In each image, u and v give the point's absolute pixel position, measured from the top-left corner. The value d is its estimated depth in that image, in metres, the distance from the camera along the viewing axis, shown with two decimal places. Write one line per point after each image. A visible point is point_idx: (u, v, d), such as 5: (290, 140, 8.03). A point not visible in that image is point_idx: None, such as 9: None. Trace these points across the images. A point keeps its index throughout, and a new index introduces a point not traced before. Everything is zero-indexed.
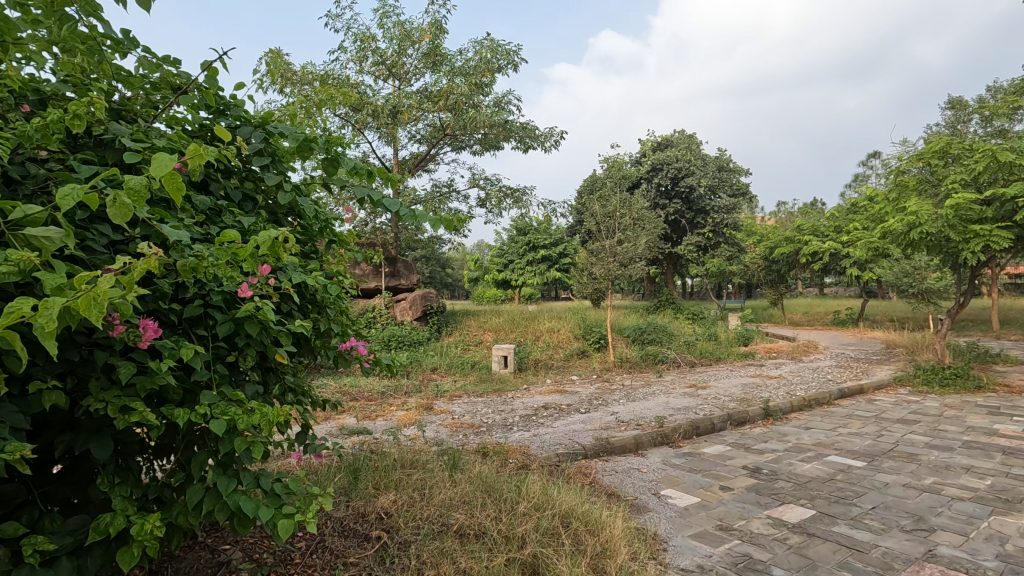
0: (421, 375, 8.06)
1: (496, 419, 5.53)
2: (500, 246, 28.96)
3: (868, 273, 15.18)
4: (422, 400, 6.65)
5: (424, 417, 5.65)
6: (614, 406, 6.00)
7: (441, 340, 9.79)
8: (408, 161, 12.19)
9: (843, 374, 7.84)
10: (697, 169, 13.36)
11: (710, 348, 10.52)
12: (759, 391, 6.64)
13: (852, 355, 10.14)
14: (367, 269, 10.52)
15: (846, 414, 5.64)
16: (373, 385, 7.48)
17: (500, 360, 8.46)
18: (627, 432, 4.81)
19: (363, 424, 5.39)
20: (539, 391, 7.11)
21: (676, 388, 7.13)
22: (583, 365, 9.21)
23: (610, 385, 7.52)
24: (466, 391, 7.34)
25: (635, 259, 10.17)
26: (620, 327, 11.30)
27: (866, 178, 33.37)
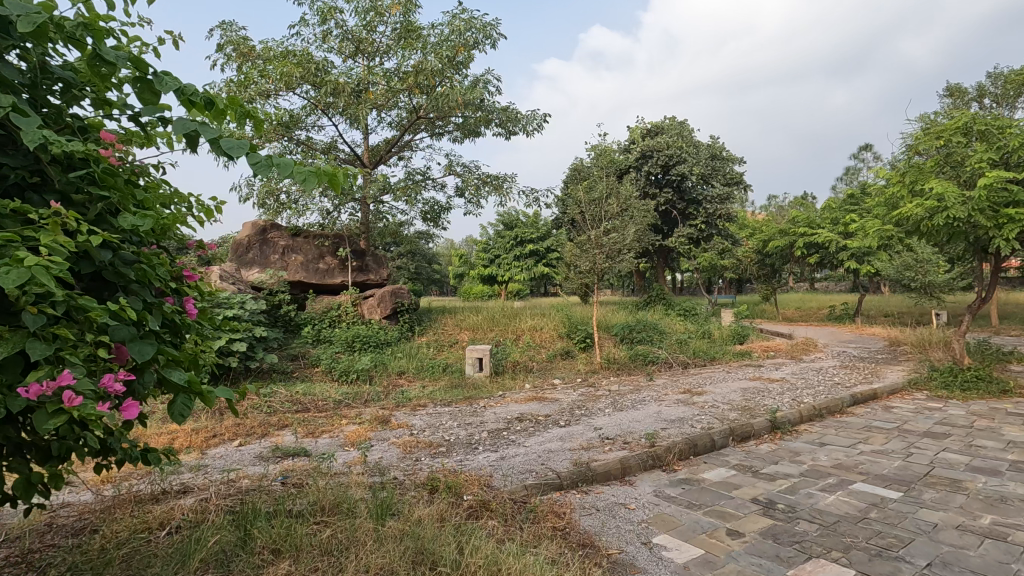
0: (385, 381, 7.25)
1: (460, 436, 4.74)
2: (486, 241, 28.09)
3: (866, 266, 14.57)
4: (380, 411, 5.84)
5: (376, 434, 4.84)
6: (599, 418, 5.22)
7: (413, 340, 8.97)
8: (379, 148, 11.35)
9: (851, 376, 7.14)
10: (689, 157, 12.61)
11: (704, 347, 9.78)
12: (762, 397, 5.90)
13: (856, 355, 9.44)
14: (332, 263, 9.65)
15: (863, 425, 4.91)
16: (330, 392, 6.66)
17: (475, 363, 7.65)
18: (612, 453, 4.03)
19: (302, 443, 4.56)
20: (516, 399, 6.31)
21: (668, 393, 6.37)
22: (567, 367, 8.43)
23: (596, 390, 6.76)
24: (434, 399, 6.55)
25: (623, 251, 9.41)
26: (609, 325, 10.54)
27: (858, 171, 32.90)
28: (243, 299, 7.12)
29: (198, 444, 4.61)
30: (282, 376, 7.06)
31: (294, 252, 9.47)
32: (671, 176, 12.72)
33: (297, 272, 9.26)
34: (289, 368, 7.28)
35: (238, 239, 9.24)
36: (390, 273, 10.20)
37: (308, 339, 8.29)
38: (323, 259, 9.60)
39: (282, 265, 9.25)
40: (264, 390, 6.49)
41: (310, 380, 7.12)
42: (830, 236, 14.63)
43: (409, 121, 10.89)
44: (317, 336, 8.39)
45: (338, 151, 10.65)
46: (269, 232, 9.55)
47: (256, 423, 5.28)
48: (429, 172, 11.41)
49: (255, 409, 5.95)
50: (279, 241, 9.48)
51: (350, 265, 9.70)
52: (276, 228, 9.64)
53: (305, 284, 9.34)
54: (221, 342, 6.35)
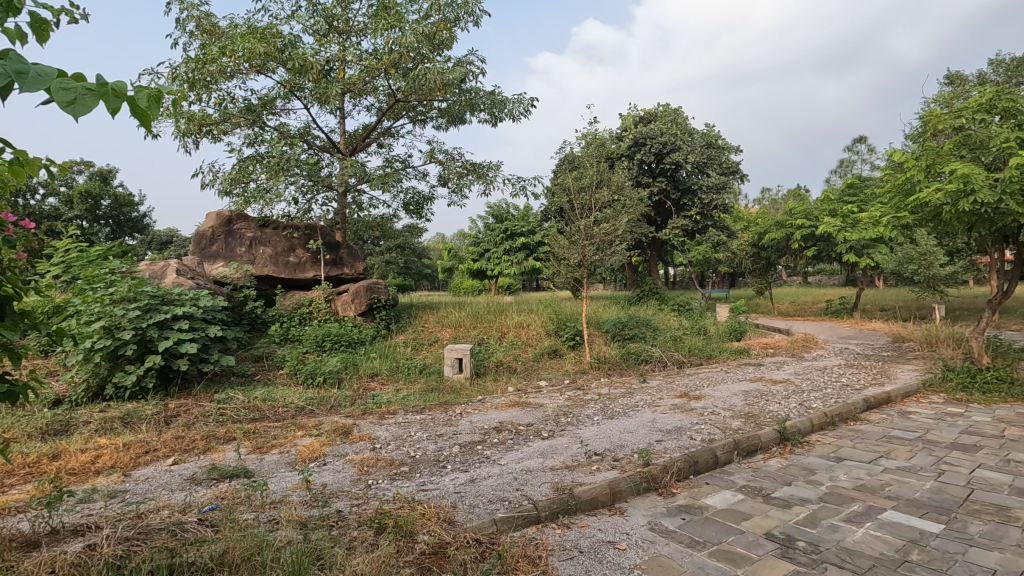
0: (356, 384, 6.66)
1: (427, 451, 4.17)
2: (475, 235, 27.45)
3: (866, 259, 14.08)
4: (343, 419, 5.25)
5: (333, 450, 4.25)
6: (587, 428, 4.65)
7: (390, 339, 8.37)
8: (356, 135, 10.71)
9: (859, 377, 6.62)
10: (683, 144, 12.01)
11: (700, 345, 9.24)
12: (766, 402, 5.36)
13: (860, 353, 8.94)
14: (302, 255, 9.01)
15: (882, 436, 4.38)
16: (293, 397, 6.06)
17: (454, 364, 7.06)
18: (600, 474, 3.46)
19: (244, 462, 3.96)
20: (495, 405, 5.73)
21: (664, 398, 5.81)
22: (555, 367, 7.86)
23: (584, 393, 6.19)
24: (406, 404, 5.96)
25: (614, 243, 8.84)
26: (599, 321, 9.98)
27: (852, 164, 32.50)
28: (197, 295, 6.48)
29: (124, 463, 4.00)
30: (243, 380, 6.45)
31: (262, 245, 8.83)
32: (665, 165, 12.14)
33: (266, 266, 8.62)
34: (251, 370, 6.67)
35: (200, 232, 8.61)
36: (366, 267, 9.57)
37: (276, 338, 7.68)
38: (294, 251, 8.96)
39: (249, 259, 8.62)
40: (219, 396, 5.88)
41: (274, 384, 6.52)
42: (828, 228, 14.14)
43: (387, 104, 10.25)
44: (285, 335, 7.78)
45: (313, 138, 10.07)
46: (235, 223, 8.90)
47: (199, 436, 4.67)
48: (410, 160, 10.77)
49: (205, 418, 5.34)
50: (246, 232, 8.83)
51: (324, 258, 9.08)
52: (243, 219, 8.99)
53: (274, 279, 8.71)
54: (169, 343, 5.72)
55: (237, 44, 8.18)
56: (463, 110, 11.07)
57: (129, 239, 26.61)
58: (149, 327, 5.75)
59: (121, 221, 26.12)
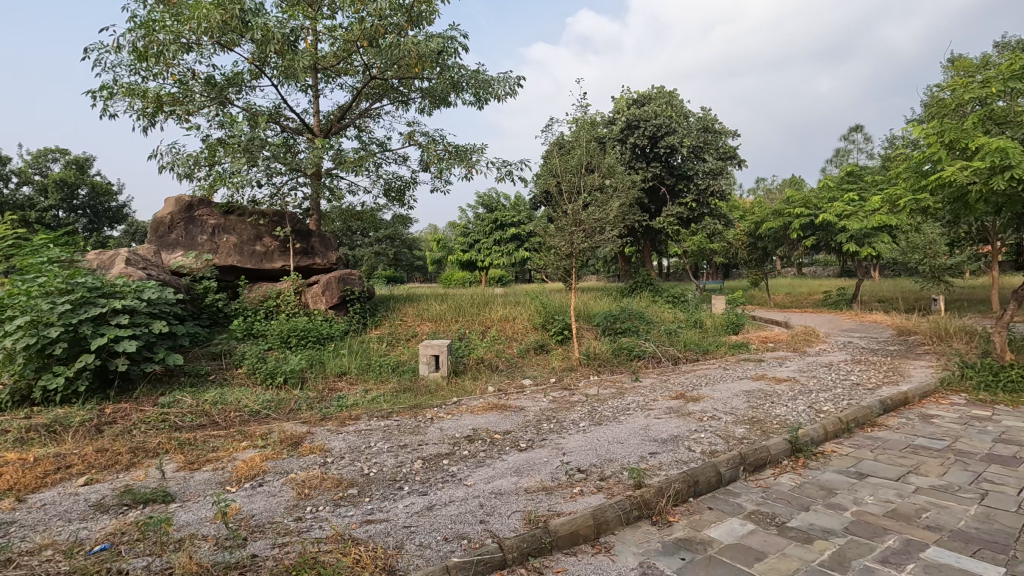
0: (321, 384, 6.07)
1: (385, 467, 3.59)
2: (465, 225, 26.81)
3: (868, 249, 13.55)
4: (298, 426, 4.65)
5: (275, 465, 3.65)
6: (571, 437, 4.08)
7: (363, 335, 7.78)
8: (331, 117, 10.04)
9: (868, 375, 6.10)
10: (679, 127, 11.39)
11: (695, 339, 8.73)
12: (772, 405, 4.81)
13: (865, 347, 8.43)
14: (270, 243, 8.34)
15: (905, 446, 3.84)
16: (248, 401, 5.46)
17: (430, 361, 6.47)
18: (583, 500, 2.90)
19: (165, 483, 3.36)
20: (471, 408, 5.15)
21: (657, 399, 5.25)
22: (541, 365, 7.29)
23: (570, 394, 5.63)
24: (373, 408, 5.37)
25: (603, 230, 8.27)
26: (590, 314, 9.42)
27: (848, 154, 32.06)
28: (144, 285, 5.84)
29: (25, 484, 3.39)
30: (195, 381, 5.85)
31: (226, 232, 8.16)
32: (659, 149, 11.52)
33: (229, 256, 7.96)
34: (205, 370, 6.07)
35: (158, 218, 7.93)
36: (339, 257, 8.91)
37: (237, 334, 7.07)
38: (261, 240, 8.31)
39: (211, 248, 7.95)
40: (164, 399, 5.27)
41: (230, 385, 5.92)
42: (827, 216, 13.63)
43: (361, 81, 9.58)
44: (248, 330, 7.17)
45: (285, 119, 9.41)
46: (197, 209, 8.22)
47: (125, 449, 4.06)
48: (388, 143, 10.11)
49: (142, 425, 4.73)
50: (208, 219, 8.15)
51: (294, 248, 8.43)
52: (205, 204, 8.32)
53: (239, 270, 8.06)
54: (106, 340, 5.09)
55: (192, 11, 7.49)
56: (445, 91, 10.41)
57: (109, 231, 25.69)
58: (82, 322, 5.11)
59: (99, 212, 25.14)
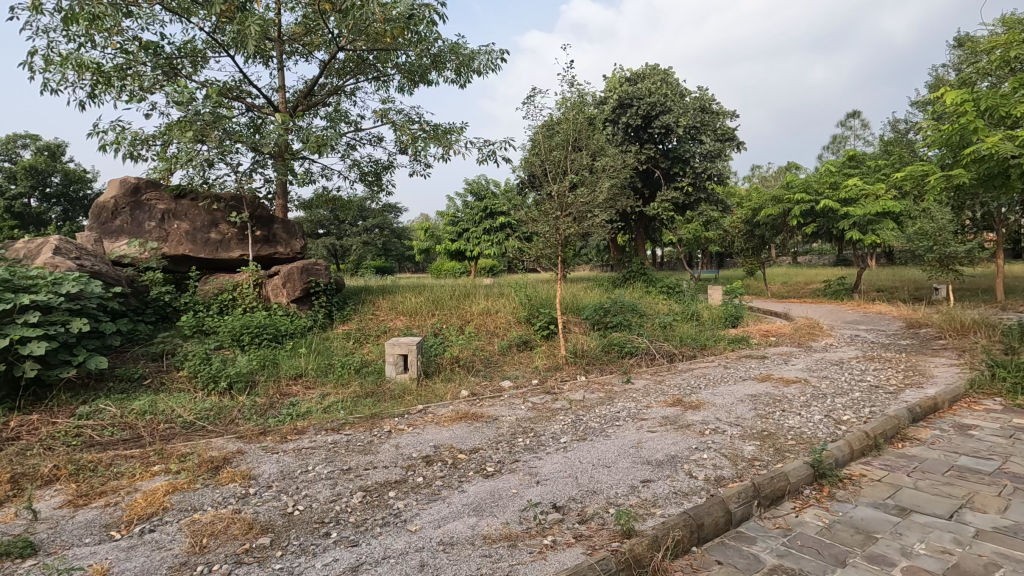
0: (273, 388, 5.37)
1: (316, 503, 2.90)
2: (454, 214, 25.99)
3: (872, 236, 12.90)
4: (231, 443, 3.95)
5: (181, 501, 2.96)
6: (549, 459, 3.41)
7: (329, 331, 7.07)
8: (298, 93, 9.24)
9: (886, 375, 5.45)
10: (674, 106, 10.65)
11: (692, 333, 8.09)
12: (783, 415, 4.16)
13: (875, 341, 7.81)
14: (227, 230, 7.56)
15: (949, 469, 3.20)
16: (183, 409, 4.75)
17: (397, 362, 5.76)
18: (556, 557, 2.23)
19: (31, 530, 2.66)
20: (437, 418, 4.47)
21: (651, 407, 4.58)
22: (523, 363, 6.61)
23: (553, 399, 4.96)
24: (326, 417, 4.68)
25: (592, 215, 7.57)
26: (579, 307, 8.74)
27: (844, 141, 31.39)
28: (64, 276, 5.09)
29: None
30: (126, 387, 5.13)
31: (177, 219, 7.39)
32: (654, 129, 10.78)
33: (180, 244, 7.20)
34: (140, 373, 5.35)
35: (99, 202, 7.14)
36: (305, 246, 8.14)
37: (185, 332, 6.34)
38: (216, 227, 7.54)
39: (160, 235, 7.19)
40: (83, 409, 4.56)
41: (167, 391, 5.21)
42: (829, 202, 12.98)
43: (329, 53, 8.76)
44: (197, 327, 6.44)
45: (247, 95, 8.63)
46: (144, 192, 7.42)
47: (7, 476, 3.34)
48: (361, 123, 9.32)
49: (46, 443, 4.01)
50: (157, 203, 7.37)
51: (253, 235, 7.66)
52: (154, 187, 7.53)
53: (191, 260, 7.31)
54: (8, 342, 4.34)
55: None
56: (425, 67, 9.64)
57: (84, 221, 24.62)
58: None
59: (73, 201, 24.07)
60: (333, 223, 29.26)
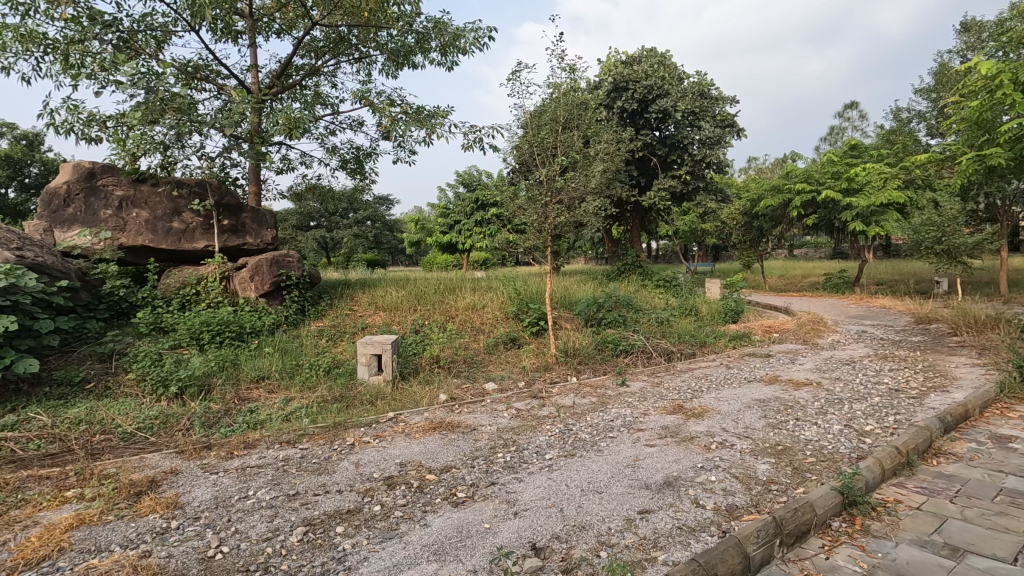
0: (230, 393, 4.84)
1: (246, 542, 2.39)
2: (445, 206, 25.41)
3: (875, 227, 12.45)
4: (166, 461, 3.43)
5: (84, 539, 2.44)
6: (531, 482, 2.92)
7: (300, 328, 6.54)
8: (272, 73, 8.66)
9: (904, 377, 4.99)
10: (672, 89, 10.13)
11: (690, 329, 7.63)
12: (798, 425, 3.69)
13: (884, 338, 7.36)
14: (191, 219, 7.00)
15: (1000, 494, 2.73)
16: (124, 419, 4.23)
17: (371, 362, 5.25)
18: None
19: None
20: (409, 429, 3.97)
21: (649, 415, 4.09)
22: (509, 363, 6.12)
23: (539, 405, 4.47)
24: (285, 426, 4.17)
25: (585, 202, 7.04)
26: (571, 302, 8.25)
27: (842, 132, 30.95)
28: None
29: None
30: (64, 393, 4.60)
31: (136, 206, 6.81)
32: (650, 114, 10.25)
33: (139, 234, 6.63)
34: (82, 377, 4.82)
35: (50, 189, 6.54)
36: (276, 237, 7.59)
37: (140, 329, 5.80)
38: (179, 216, 6.97)
39: (116, 225, 6.61)
40: (7, 419, 4.03)
41: (112, 396, 4.69)
42: (831, 192, 12.52)
43: (304, 29, 8.19)
44: (154, 324, 5.90)
45: (216, 75, 8.05)
46: (100, 178, 6.83)
47: None
48: (340, 105, 8.76)
49: None
50: (113, 190, 6.78)
51: (219, 225, 7.09)
52: (112, 172, 6.94)
53: (152, 252, 6.75)
54: None
55: None
56: (408, 46, 9.09)
57: None
58: None
59: None
60: (323, 215, 28.63)
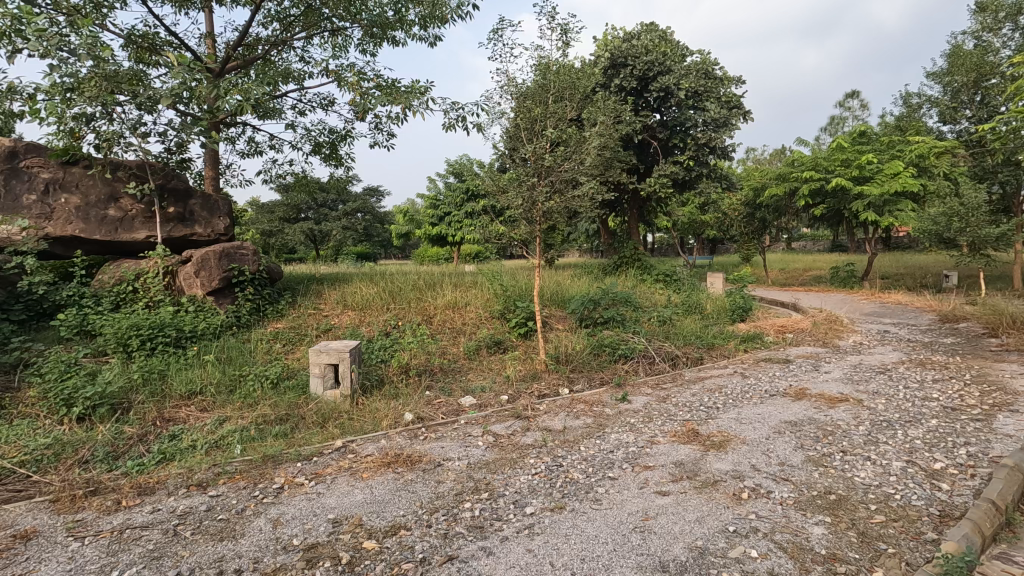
0: (152, 412, 4.02)
1: None
2: (435, 197, 24.55)
3: (889, 218, 11.66)
4: (28, 517, 2.60)
5: None
6: (503, 558, 2.12)
7: (253, 331, 5.71)
8: (231, 44, 7.75)
9: (955, 391, 4.22)
10: (675, 65, 9.32)
11: (696, 330, 6.85)
12: (849, 464, 2.89)
13: (913, 339, 6.60)
14: (130, 206, 6.12)
15: None
16: (7, 449, 3.40)
17: (326, 373, 4.43)
18: None
19: None
20: (360, 464, 3.16)
21: (657, 445, 3.31)
22: (492, 370, 5.33)
23: (523, 429, 3.67)
24: (208, 460, 3.35)
25: (578, 185, 6.20)
26: (564, 299, 7.45)
27: (842, 122, 30.20)
28: None
29: None
30: None
31: (65, 191, 5.92)
32: (651, 92, 9.47)
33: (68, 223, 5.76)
34: None
35: None
36: (230, 227, 6.70)
37: (60, 334, 4.95)
38: (116, 202, 6.11)
39: (41, 212, 5.73)
40: None
41: (5, 417, 3.86)
42: (842, 180, 11.75)
43: None
44: (77, 327, 5.06)
45: (167, 44, 7.12)
46: (23, 157, 5.93)
47: None
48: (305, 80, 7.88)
49: None
50: (39, 171, 5.88)
51: (162, 212, 6.23)
52: (38, 151, 6.04)
53: (85, 245, 5.94)
54: None
55: None
56: (385, 16, 8.24)
57: None
58: None
59: None
60: (311, 205, 27.70)
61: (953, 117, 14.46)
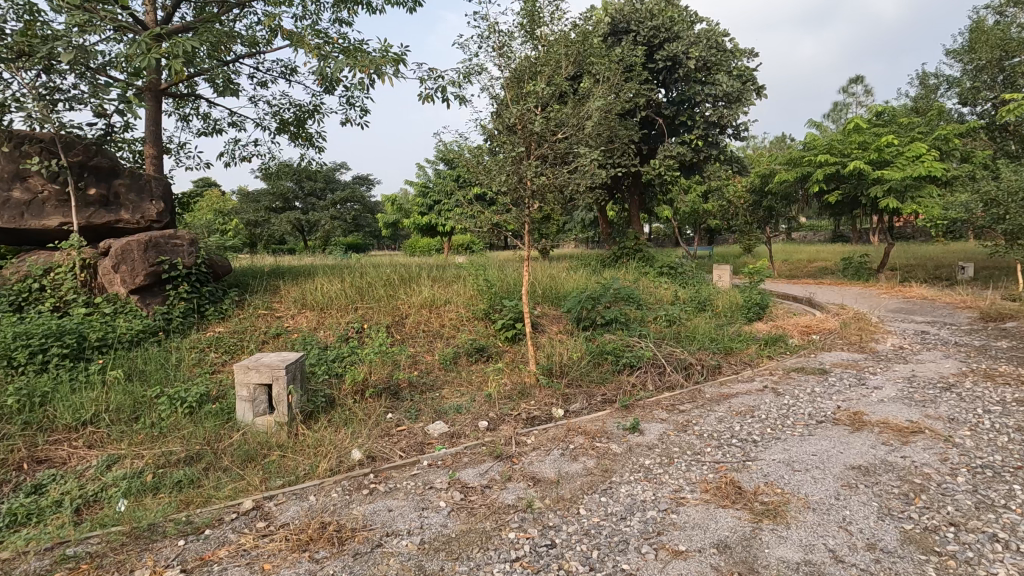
0: (19, 451, 3.07)
1: None
2: (426, 186, 23.56)
3: (911, 204, 10.76)
4: None
5: None
6: None
7: (185, 337, 4.76)
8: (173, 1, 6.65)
9: None
10: (684, 31, 8.40)
11: (711, 331, 5.93)
12: (975, 550, 1.97)
13: (963, 343, 5.69)
14: (41, 186, 5.13)
15: None
16: None
17: (255, 395, 3.48)
18: None
19: None
20: (269, 539, 2.24)
21: (685, 509, 2.38)
22: (471, 385, 4.40)
23: (502, 480, 2.74)
24: (64, 526, 2.42)
25: (576, 163, 5.22)
26: (558, 295, 6.52)
27: (845, 109, 29.34)
28: None
29: None
30: None
31: None
32: (658, 62, 8.53)
33: None
34: None
35: None
36: (165, 212, 5.74)
37: None
38: (23, 182, 5.10)
39: None
40: None
41: None
42: (859, 164, 10.82)
43: None
44: None
45: None
46: None
47: None
48: (262, 44, 6.82)
49: None
50: None
51: (80, 194, 5.23)
52: None
53: None
54: None
55: None
56: None
57: None
58: None
59: None
60: (297, 194, 26.59)
61: (974, 99, 13.56)
